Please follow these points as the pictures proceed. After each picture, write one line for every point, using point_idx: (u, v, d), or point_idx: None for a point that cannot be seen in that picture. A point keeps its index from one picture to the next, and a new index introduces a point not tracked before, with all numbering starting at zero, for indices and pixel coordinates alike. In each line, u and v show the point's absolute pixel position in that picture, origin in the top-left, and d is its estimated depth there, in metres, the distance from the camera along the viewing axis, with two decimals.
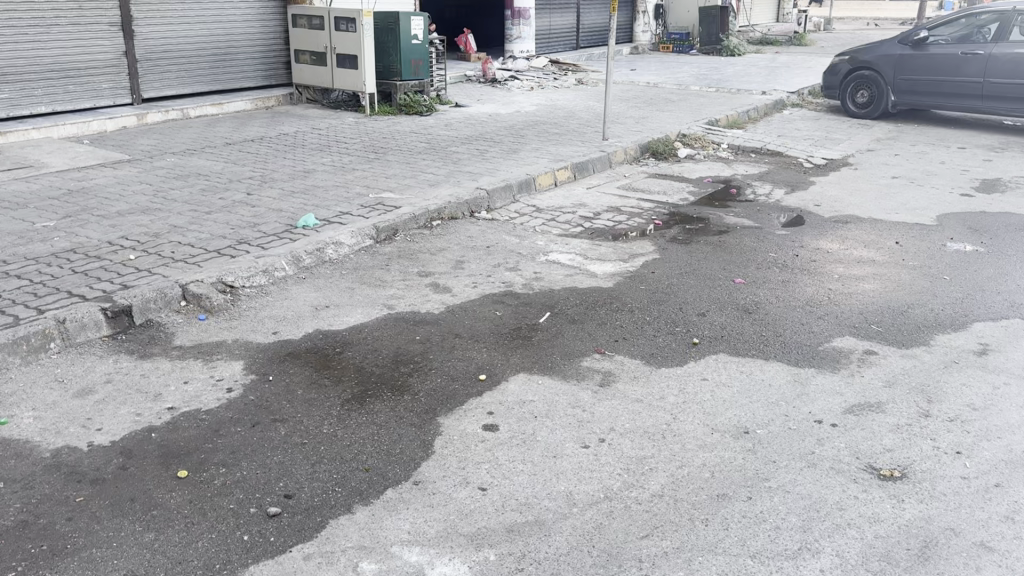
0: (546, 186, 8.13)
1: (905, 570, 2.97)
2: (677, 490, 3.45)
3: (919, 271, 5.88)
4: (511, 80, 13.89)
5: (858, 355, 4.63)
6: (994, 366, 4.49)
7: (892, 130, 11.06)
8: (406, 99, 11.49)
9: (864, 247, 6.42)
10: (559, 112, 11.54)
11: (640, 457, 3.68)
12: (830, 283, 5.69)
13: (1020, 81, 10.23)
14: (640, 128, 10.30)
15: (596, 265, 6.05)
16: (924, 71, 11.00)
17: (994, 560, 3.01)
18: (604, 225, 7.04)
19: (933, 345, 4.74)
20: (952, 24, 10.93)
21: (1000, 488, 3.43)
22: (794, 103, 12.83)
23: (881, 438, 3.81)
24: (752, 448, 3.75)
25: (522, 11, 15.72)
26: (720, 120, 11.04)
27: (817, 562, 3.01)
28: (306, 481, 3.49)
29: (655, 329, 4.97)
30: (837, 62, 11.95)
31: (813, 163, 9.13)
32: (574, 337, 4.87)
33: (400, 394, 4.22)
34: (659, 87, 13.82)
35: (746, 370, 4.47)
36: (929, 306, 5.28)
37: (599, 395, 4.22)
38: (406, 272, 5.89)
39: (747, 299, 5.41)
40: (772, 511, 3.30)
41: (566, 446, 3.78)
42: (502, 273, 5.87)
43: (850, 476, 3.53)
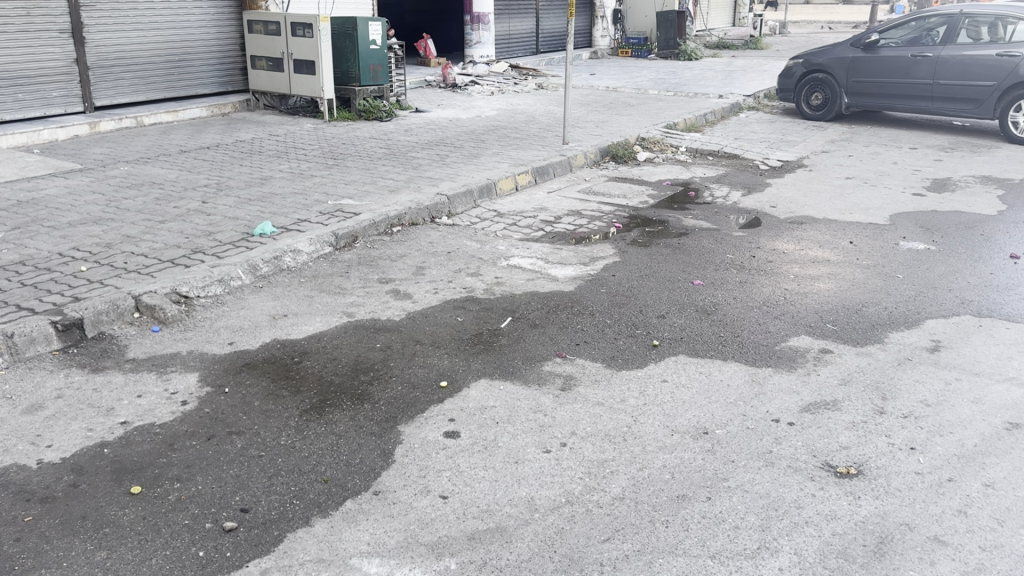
0: (507, 191, 8.12)
1: (862, 567, 3.00)
2: (638, 492, 3.45)
3: (873, 270, 5.97)
4: (472, 85, 13.87)
5: (814, 354, 4.69)
6: (945, 362, 4.57)
7: (846, 131, 11.27)
8: (366, 104, 11.42)
9: (819, 247, 6.51)
10: (520, 116, 11.56)
11: (601, 460, 3.69)
12: (786, 282, 5.76)
13: (968, 83, 10.46)
14: (600, 132, 10.35)
15: (557, 269, 6.05)
16: (876, 73, 11.22)
17: (947, 554, 3.06)
18: (565, 229, 7.05)
19: (886, 342, 4.82)
20: (901, 27, 11.14)
21: (953, 483, 3.49)
22: (750, 106, 13.01)
23: (837, 436, 3.85)
24: (711, 448, 3.77)
25: (481, 16, 15.73)
26: (679, 123, 11.14)
27: (776, 561, 3.03)
28: (263, 495, 3.43)
29: (615, 332, 4.98)
30: (791, 64, 12.12)
31: (769, 165, 9.26)
32: (535, 342, 4.86)
33: (359, 403, 4.17)
34: (619, 91, 13.91)
35: (705, 371, 4.50)
36: (882, 304, 5.37)
37: (560, 399, 4.21)
38: (366, 279, 5.84)
39: (706, 300, 5.46)
40: (730, 511, 3.32)
41: (527, 451, 3.77)
42: (463, 279, 5.85)
43: (807, 474, 3.56)
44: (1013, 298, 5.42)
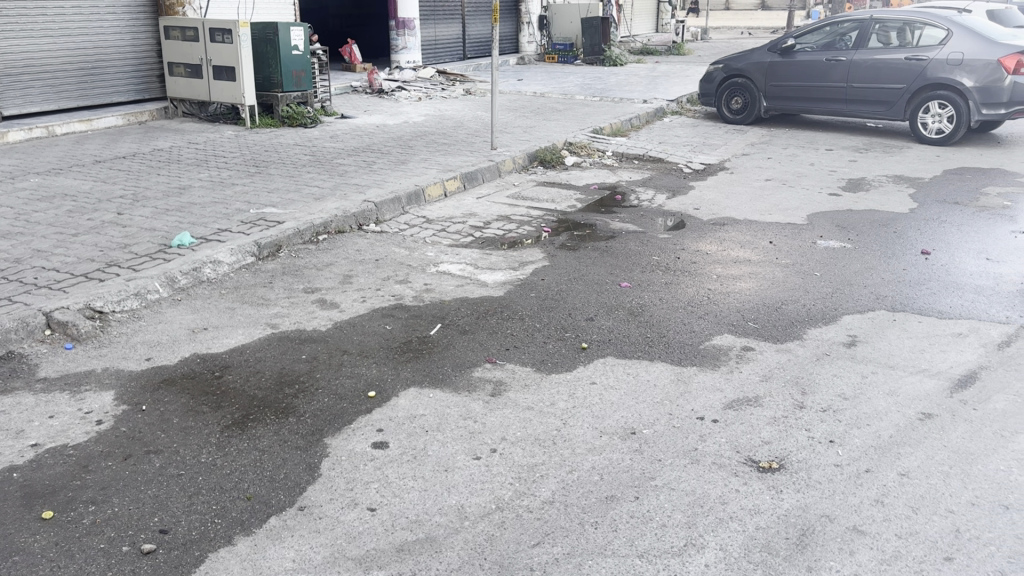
0: (436, 197, 8.08)
1: (785, 559, 3.06)
2: (567, 495, 3.46)
3: (792, 269, 6.13)
4: (398, 91, 13.77)
5: (736, 351, 4.79)
6: (861, 356, 4.72)
7: (766, 134, 11.57)
8: (289, 111, 11.18)
9: (741, 247, 6.66)
10: (448, 122, 11.52)
11: (531, 465, 3.68)
12: (710, 283, 5.88)
13: (879, 86, 10.85)
14: (528, 137, 10.40)
15: (486, 275, 6.03)
16: (793, 77, 11.58)
17: (866, 544, 3.14)
18: (494, 234, 7.04)
19: (805, 338, 4.95)
20: (816, 32, 11.49)
21: (870, 473, 3.60)
22: (674, 111, 13.25)
23: (759, 431, 3.93)
24: (639, 448, 3.81)
25: (407, 22, 15.65)
26: (605, 128, 11.27)
27: (702, 557, 3.07)
28: (182, 515, 3.31)
29: (544, 336, 4.99)
30: (712, 70, 12.44)
31: (692, 168, 9.44)
32: (464, 348, 4.83)
33: (284, 416, 4.07)
34: (546, 96, 14.00)
35: (632, 371, 4.55)
36: (801, 302, 5.52)
37: (490, 405, 4.19)
38: (291, 288, 5.72)
39: (633, 302, 5.52)
40: (658, 510, 3.35)
41: (456, 459, 3.73)
42: (392, 287, 5.78)
43: (731, 470, 3.62)
44: (924, 293, 5.63)
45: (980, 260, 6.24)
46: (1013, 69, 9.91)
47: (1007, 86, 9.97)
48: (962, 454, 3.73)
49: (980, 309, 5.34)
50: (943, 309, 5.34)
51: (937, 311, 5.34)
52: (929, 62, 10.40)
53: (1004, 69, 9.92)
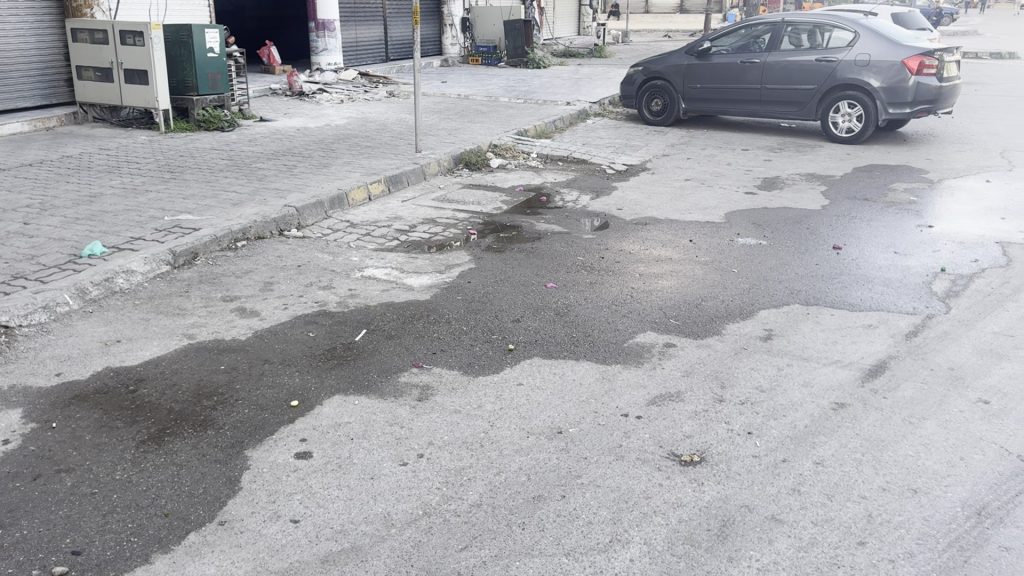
0: (360, 201, 7.99)
1: (707, 551, 3.13)
2: (494, 497, 3.46)
3: (713, 266, 6.28)
4: (319, 93, 13.57)
5: (659, 348, 4.88)
6: (777, 349, 4.87)
7: (685, 135, 11.83)
8: (205, 114, 10.93)
9: (663, 246, 6.79)
10: (371, 124, 11.42)
11: (458, 468, 3.67)
12: (633, 282, 5.97)
13: (792, 87, 11.21)
14: (452, 140, 10.38)
15: (412, 279, 6.00)
16: (710, 79, 11.87)
17: (784, 532, 3.24)
18: (419, 237, 7.00)
19: (724, 333, 5.08)
20: (731, 35, 11.80)
21: (787, 463, 3.71)
22: (597, 112, 13.42)
23: (681, 426, 4.02)
24: (565, 447, 3.84)
25: (326, 23, 15.44)
26: (530, 130, 11.33)
27: (627, 552, 3.12)
28: (97, 534, 3.20)
29: (471, 339, 4.98)
30: (632, 72, 12.65)
31: (615, 169, 9.58)
32: (389, 353, 4.79)
33: (202, 429, 3.96)
34: (470, 98, 14.02)
35: (559, 371, 4.58)
36: (721, 298, 5.66)
37: (417, 410, 4.16)
38: (208, 297, 5.57)
39: (558, 303, 5.56)
40: (584, 508, 3.39)
41: (382, 465, 3.69)
42: (315, 293, 5.70)
43: (655, 465, 3.69)
44: (836, 287, 5.84)
45: (888, 254, 6.51)
46: (916, 70, 10.35)
47: (911, 86, 10.41)
48: (873, 441, 3.88)
49: (889, 301, 5.57)
50: (854, 302, 5.55)
51: (849, 303, 5.54)
52: (838, 63, 10.79)
53: (908, 69, 10.35)
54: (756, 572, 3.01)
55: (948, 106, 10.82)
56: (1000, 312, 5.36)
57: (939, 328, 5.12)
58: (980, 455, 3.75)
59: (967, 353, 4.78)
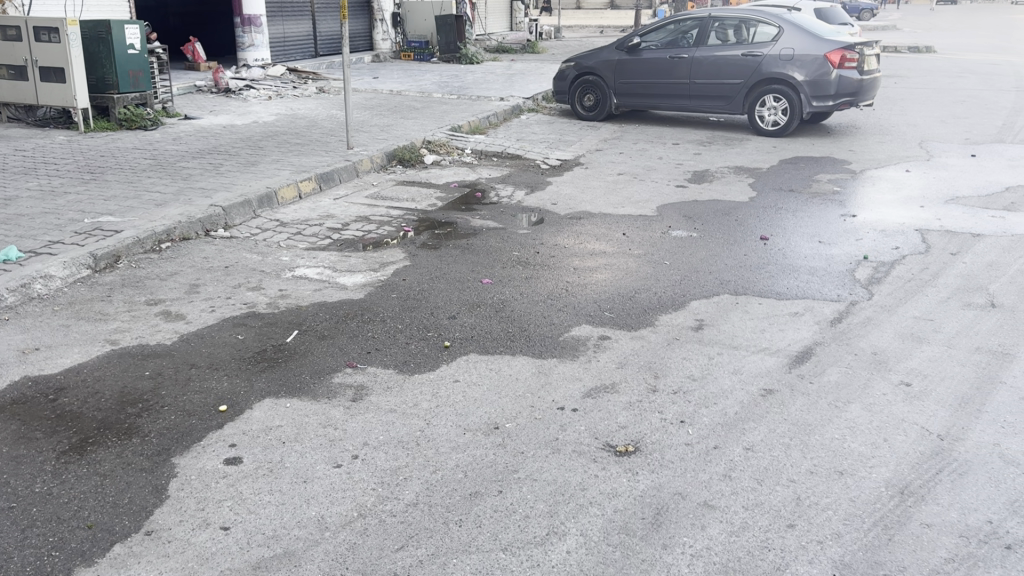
0: (290, 199, 7.84)
1: (642, 539, 3.17)
2: (430, 496, 3.43)
3: (646, 259, 6.35)
4: (246, 90, 13.28)
5: (594, 341, 4.91)
6: (708, 339, 4.95)
7: (618, 130, 11.94)
8: (127, 113, 10.60)
9: (597, 240, 6.84)
10: (300, 121, 11.21)
11: (394, 468, 3.62)
12: (568, 276, 6.00)
13: (720, 81, 11.43)
14: (384, 136, 10.27)
15: (345, 277, 5.92)
16: (640, 74, 12.01)
17: (716, 517, 3.30)
18: (352, 235, 6.91)
19: (657, 324, 5.15)
20: (660, 31, 11.95)
21: (719, 449, 3.78)
22: (530, 108, 13.45)
23: (616, 417, 4.05)
24: (502, 442, 3.83)
25: (253, 19, 15.10)
26: (464, 125, 11.29)
27: (564, 544, 3.13)
28: (15, 550, 3.06)
29: (406, 337, 4.94)
30: (564, 68, 12.72)
31: (549, 164, 9.62)
32: (322, 354, 4.71)
33: (128, 438, 3.83)
34: (402, 94, 13.89)
35: (495, 367, 4.57)
36: (654, 290, 5.73)
37: (351, 410, 4.10)
38: (132, 301, 5.40)
39: (494, 298, 5.56)
40: (521, 502, 3.39)
41: (315, 468, 3.62)
42: (244, 294, 5.57)
43: (590, 457, 3.71)
44: (764, 277, 5.97)
45: (814, 243, 6.69)
46: (838, 63, 10.66)
47: (833, 79, 10.72)
48: (801, 425, 3.98)
49: (815, 289, 5.72)
50: (781, 291, 5.68)
51: (777, 292, 5.67)
52: (763, 57, 11.04)
53: (829, 63, 10.66)
54: (689, 558, 3.06)
55: (868, 98, 11.17)
56: (919, 297, 5.56)
57: (862, 314, 5.29)
58: (902, 436, 3.88)
59: (889, 337, 4.94)
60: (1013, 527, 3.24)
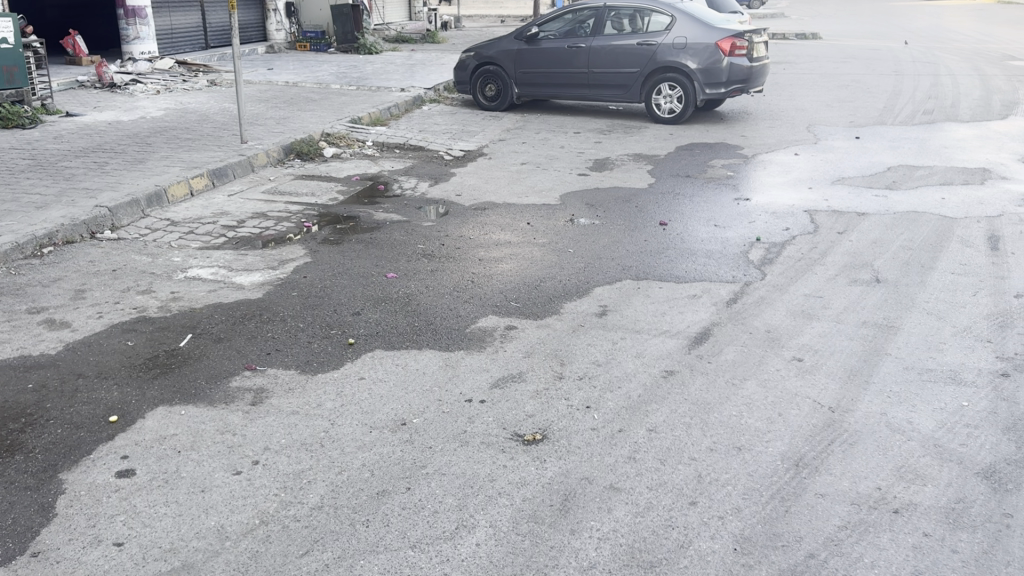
0: (181, 197, 7.55)
1: (550, 526, 3.19)
2: (336, 497, 3.35)
3: (550, 248, 6.39)
4: (132, 85, 12.68)
5: (501, 331, 4.91)
6: (612, 324, 5.02)
7: (520, 120, 11.97)
8: (2, 111, 9.98)
9: (502, 230, 6.85)
10: (191, 116, 10.80)
11: (297, 471, 3.53)
12: (473, 266, 5.98)
13: (618, 70, 11.61)
14: (281, 129, 10.00)
15: (241, 277, 5.72)
16: (540, 64, 12.08)
17: (623, 500, 3.35)
18: (249, 233, 6.70)
19: (562, 312, 5.20)
20: (557, 20, 12.03)
21: (624, 433, 3.84)
22: (432, 98, 13.33)
23: (524, 406, 4.07)
24: (409, 439, 3.78)
25: (137, 10, 14.45)
26: (364, 118, 11.08)
27: (473, 537, 3.12)
28: None
29: (308, 336, 4.82)
30: (464, 58, 12.67)
31: (452, 155, 9.56)
32: (219, 357, 4.54)
33: (9, 455, 3.61)
34: (299, 86, 13.54)
35: (400, 362, 4.52)
36: (558, 278, 5.77)
37: (251, 415, 3.97)
38: (11, 310, 5.09)
39: (398, 292, 5.49)
40: (429, 497, 3.35)
41: (214, 476, 3.50)
42: (134, 298, 5.33)
43: (498, 448, 3.71)
44: (664, 261, 6.09)
45: (710, 227, 6.87)
46: (729, 51, 10.97)
47: (724, 67, 11.02)
48: (701, 404, 4.08)
49: (712, 271, 5.88)
50: (681, 274, 5.81)
51: (677, 276, 5.80)
52: (658, 46, 11.26)
53: (721, 51, 10.95)
54: (597, 542, 3.10)
55: (758, 85, 11.53)
56: (809, 275, 5.78)
57: (756, 294, 5.47)
58: (796, 410, 4.04)
59: (782, 315, 5.13)
60: (900, 492, 3.40)
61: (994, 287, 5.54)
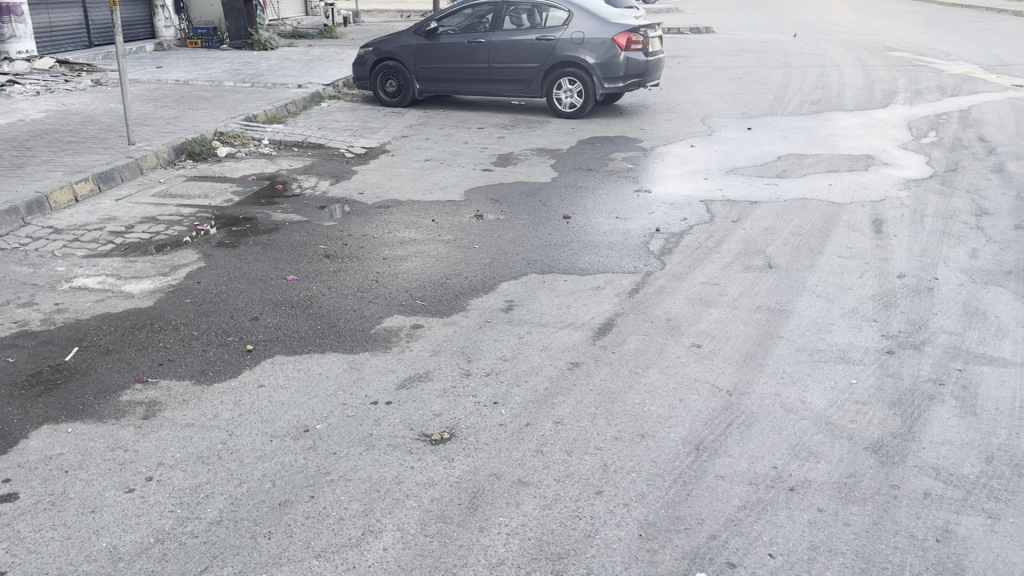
0: (64, 203, 7.18)
1: (459, 525, 3.17)
2: (236, 510, 3.25)
3: (454, 244, 6.37)
4: (9, 85, 12.00)
5: (406, 331, 4.86)
6: (518, 319, 5.04)
7: (422, 116, 11.88)
8: None
9: (406, 228, 6.78)
10: (74, 117, 10.28)
11: (194, 486, 3.40)
12: (377, 266, 5.90)
13: (518, 65, 11.66)
14: (171, 130, 9.62)
15: (131, 285, 5.49)
16: (440, 59, 12.02)
17: (530, 493, 3.37)
18: (139, 238, 6.43)
19: (467, 309, 5.18)
20: (457, 15, 11.99)
21: (531, 426, 3.86)
22: (331, 95, 13.08)
23: (430, 405, 4.04)
24: (313, 445, 3.70)
25: (12, 7, 13.68)
26: (260, 116, 10.78)
27: (380, 542, 3.08)
28: None
29: (204, 344, 4.66)
30: (363, 53, 12.49)
31: (353, 153, 9.41)
32: (108, 370, 4.34)
33: None
34: (190, 84, 13.08)
35: (302, 367, 4.42)
36: (464, 275, 5.75)
37: (143, 429, 3.81)
38: None
39: (300, 295, 5.36)
40: (334, 504, 3.29)
41: (105, 496, 3.34)
42: (14, 311, 5.04)
43: (405, 449, 3.67)
44: (567, 254, 6.15)
45: (612, 219, 6.97)
46: (625, 45, 11.14)
47: (621, 61, 11.20)
48: (605, 394, 4.15)
49: (615, 263, 5.97)
50: (584, 267, 5.88)
51: (580, 268, 5.87)
52: (557, 41, 11.36)
53: (617, 46, 11.13)
54: (505, 537, 3.10)
55: (655, 79, 11.76)
56: (706, 264, 5.94)
57: (657, 283, 5.58)
58: (696, 394, 4.14)
59: (682, 303, 5.25)
60: (795, 470, 3.54)
61: (878, 269, 5.82)
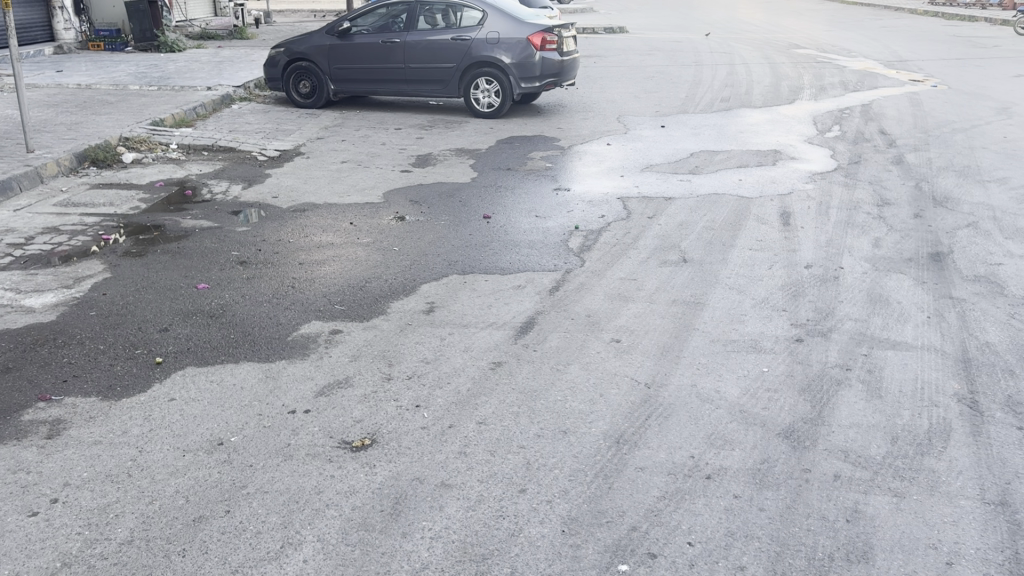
0: None
1: (381, 532, 3.14)
2: (148, 529, 3.14)
3: (372, 247, 6.30)
4: None
5: (324, 337, 4.78)
6: (438, 321, 5.02)
7: (338, 117, 11.71)
8: None
9: (322, 231, 6.67)
10: None
11: (103, 506, 3.28)
12: (293, 271, 5.79)
13: (433, 65, 11.63)
14: (73, 135, 9.24)
15: (32, 299, 5.25)
16: (354, 60, 11.88)
17: (454, 495, 3.36)
18: (39, 250, 6.15)
19: (388, 312, 5.14)
20: (370, 15, 11.88)
21: (454, 428, 3.85)
22: (242, 97, 12.77)
23: (351, 412, 3.99)
24: (228, 458, 3.61)
25: None
26: (168, 119, 10.46)
27: (300, 553, 3.02)
28: None
29: (111, 358, 4.49)
30: (275, 54, 12.25)
31: (267, 156, 9.21)
32: (7, 389, 4.14)
33: None
34: (93, 88, 12.60)
35: (216, 377, 4.31)
36: (384, 278, 5.70)
37: (46, 450, 3.65)
38: None
39: (213, 304, 5.22)
40: (251, 518, 3.21)
41: (6, 521, 3.18)
42: None
43: (325, 458, 3.62)
44: (486, 254, 6.16)
45: (530, 218, 7.01)
46: (540, 45, 11.23)
47: (537, 61, 11.28)
48: (527, 392, 4.17)
49: (534, 261, 6.00)
50: (504, 266, 5.90)
51: (500, 268, 5.88)
52: (472, 41, 11.37)
53: (532, 46, 11.20)
54: (428, 541, 3.09)
55: (571, 78, 11.88)
56: (624, 260, 6.04)
57: (576, 280, 5.64)
58: (616, 388, 4.21)
59: (601, 300, 5.32)
60: (711, 458, 3.63)
61: (787, 260, 6.01)
